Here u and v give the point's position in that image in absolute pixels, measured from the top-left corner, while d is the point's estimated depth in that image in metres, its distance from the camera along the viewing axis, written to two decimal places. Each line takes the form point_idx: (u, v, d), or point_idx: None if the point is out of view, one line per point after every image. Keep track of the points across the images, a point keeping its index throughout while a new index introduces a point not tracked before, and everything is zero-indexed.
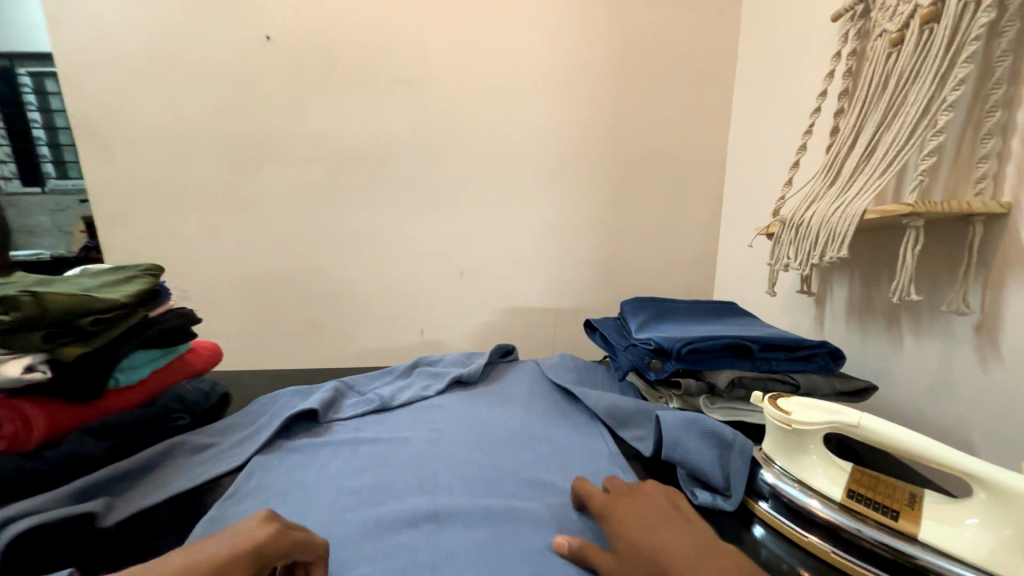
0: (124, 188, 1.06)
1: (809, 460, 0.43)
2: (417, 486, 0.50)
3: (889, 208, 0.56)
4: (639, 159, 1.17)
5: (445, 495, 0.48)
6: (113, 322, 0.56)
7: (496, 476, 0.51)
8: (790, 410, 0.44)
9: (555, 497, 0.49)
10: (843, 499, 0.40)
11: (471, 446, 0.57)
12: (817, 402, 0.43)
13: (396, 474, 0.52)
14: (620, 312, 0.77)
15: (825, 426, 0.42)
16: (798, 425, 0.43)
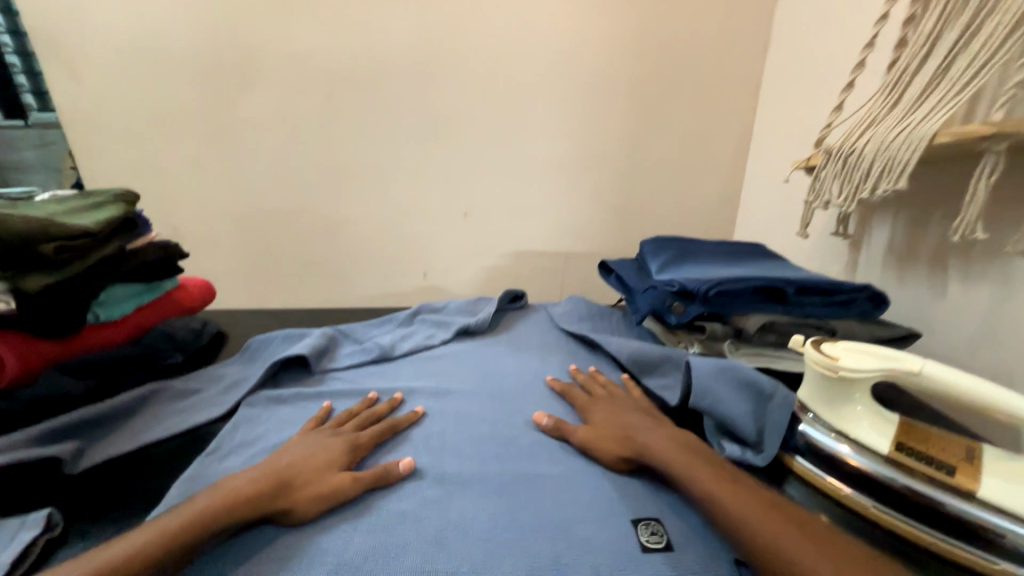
0: (96, 112, 0.96)
1: (853, 410, 0.39)
2: (422, 446, 0.47)
3: (969, 130, 0.48)
4: (664, 86, 1.04)
5: (451, 456, 0.45)
6: (83, 253, 0.51)
7: (506, 434, 0.48)
8: (838, 355, 0.40)
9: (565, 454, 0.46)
10: (891, 453, 0.37)
11: (478, 402, 0.53)
12: (869, 346, 0.39)
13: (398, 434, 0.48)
14: (639, 252, 0.72)
15: (878, 373, 0.38)
16: (843, 371, 0.39)
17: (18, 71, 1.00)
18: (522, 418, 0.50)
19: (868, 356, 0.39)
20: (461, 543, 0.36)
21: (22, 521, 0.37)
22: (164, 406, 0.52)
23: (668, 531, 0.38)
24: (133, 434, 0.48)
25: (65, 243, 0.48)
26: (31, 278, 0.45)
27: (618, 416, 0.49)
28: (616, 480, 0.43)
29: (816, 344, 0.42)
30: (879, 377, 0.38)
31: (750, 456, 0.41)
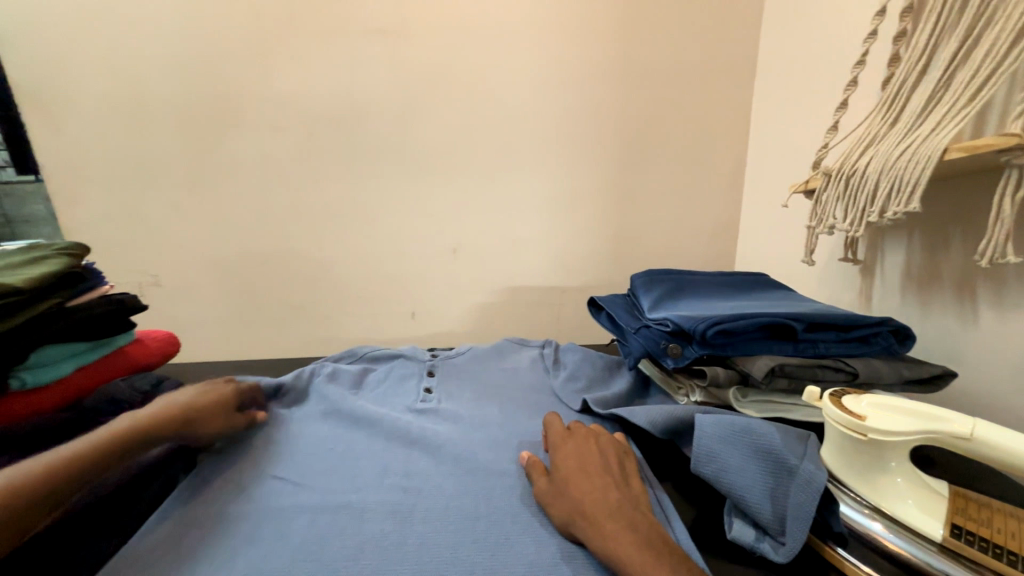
0: (76, 164, 0.95)
1: (892, 482, 0.33)
2: (377, 523, 0.40)
3: (984, 143, 0.43)
4: (650, 115, 1.02)
5: (411, 538, 0.38)
6: (9, 313, 0.46)
7: (474, 512, 0.41)
8: (864, 413, 0.33)
9: (545, 544, 0.37)
10: (946, 540, 0.29)
11: (448, 468, 0.46)
12: (900, 402, 0.33)
13: (349, 512, 0.41)
14: (630, 288, 0.66)
15: (917, 437, 0.31)
16: (871, 434, 0.32)
17: None
18: (497, 496, 0.42)
19: (901, 414, 0.32)
20: None
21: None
22: None
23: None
24: None
25: None
26: None
27: (575, 452, 0.43)
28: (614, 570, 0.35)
29: (835, 399, 0.36)
30: (918, 440, 0.32)
31: (768, 550, 0.33)
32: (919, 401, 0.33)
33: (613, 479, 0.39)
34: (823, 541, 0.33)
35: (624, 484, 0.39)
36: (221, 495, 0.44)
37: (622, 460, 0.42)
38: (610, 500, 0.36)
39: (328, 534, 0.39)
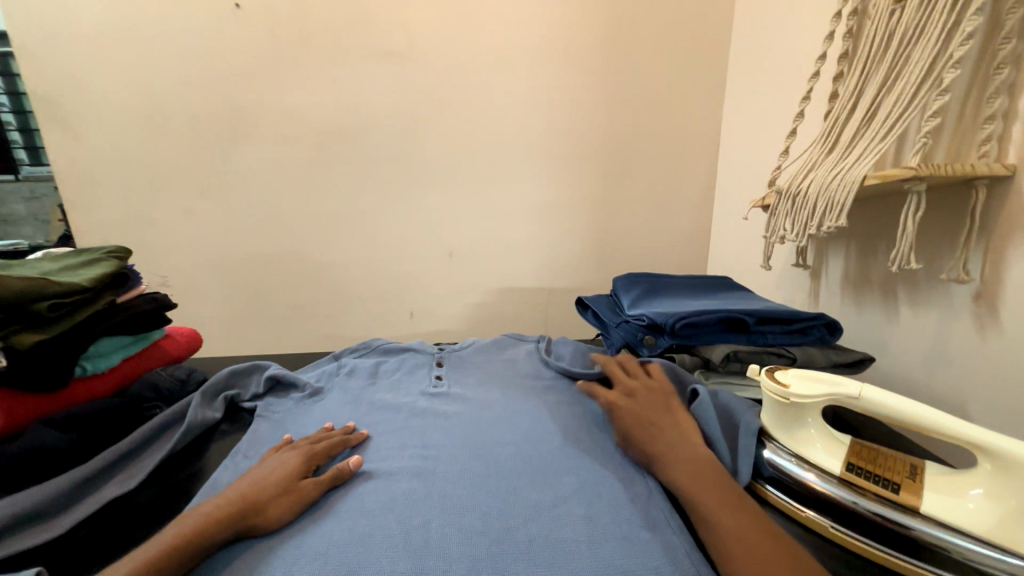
0: (89, 171, 1.00)
1: (808, 433, 0.43)
2: (411, 474, 0.49)
3: (891, 173, 0.54)
4: (631, 133, 1.13)
5: (439, 484, 0.47)
6: (74, 308, 0.52)
7: (486, 467, 0.50)
8: (788, 383, 0.43)
9: (544, 491, 0.46)
10: (843, 473, 0.39)
11: (465, 435, 0.55)
12: (814, 372, 0.43)
13: (385, 468, 0.50)
14: (613, 288, 0.75)
15: (825, 399, 0.41)
16: (791, 398, 0.42)
17: (13, 129, 1.08)
18: (505, 455, 0.52)
19: (815, 382, 0.42)
20: (436, 564, 0.38)
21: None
22: (139, 460, 0.52)
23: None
24: (108, 490, 0.47)
25: (58, 300, 0.50)
26: (25, 335, 0.47)
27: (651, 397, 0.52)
28: (600, 506, 0.44)
29: (769, 373, 0.45)
30: (826, 402, 0.41)
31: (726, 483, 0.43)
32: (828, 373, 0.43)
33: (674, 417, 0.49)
34: (757, 481, 0.44)
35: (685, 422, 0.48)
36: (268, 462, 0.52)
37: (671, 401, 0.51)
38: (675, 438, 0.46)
39: (360, 492, 0.47)
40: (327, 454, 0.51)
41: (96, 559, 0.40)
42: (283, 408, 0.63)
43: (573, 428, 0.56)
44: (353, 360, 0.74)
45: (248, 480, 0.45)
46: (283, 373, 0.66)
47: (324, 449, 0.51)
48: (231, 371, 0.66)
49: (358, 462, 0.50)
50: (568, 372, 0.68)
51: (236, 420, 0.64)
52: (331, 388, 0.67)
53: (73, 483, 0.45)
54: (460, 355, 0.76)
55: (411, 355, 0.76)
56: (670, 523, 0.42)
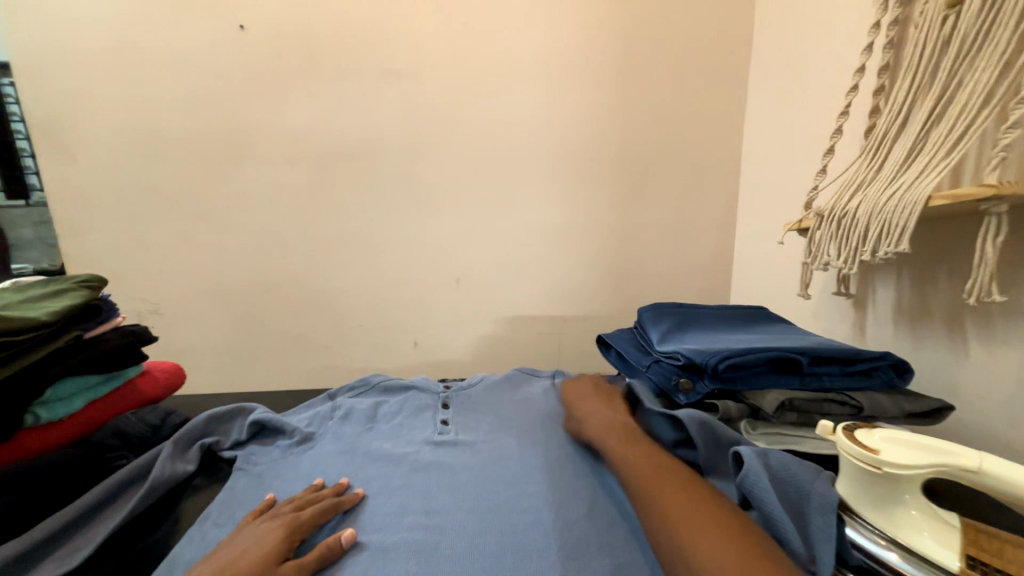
0: (82, 194, 0.96)
1: (907, 515, 0.34)
2: (410, 552, 0.40)
3: (964, 191, 0.47)
4: (646, 154, 1.08)
5: (446, 567, 0.39)
6: (29, 347, 0.46)
7: (501, 543, 0.41)
8: (877, 448, 0.35)
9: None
10: (962, 570, 0.31)
11: (475, 497, 0.47)
12: (906, 436, 0.35)
13: (379, 543, 0.41)
14: (637, 321, 0.68)
15: (929, 470, 0.33)
16: (886, 467, 0.34)
17: None
18: (521, 526, 0.43)
19: (911, 448, 0.34)
20: None
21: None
22: (89, 528, 0.44)
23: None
24: (42, 573, 0.39)
25: (9, 338, 0.43)
26: None
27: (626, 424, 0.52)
28: None
29: (848, 433, 0.38)
30: (930, 474, 0.33)
31: None
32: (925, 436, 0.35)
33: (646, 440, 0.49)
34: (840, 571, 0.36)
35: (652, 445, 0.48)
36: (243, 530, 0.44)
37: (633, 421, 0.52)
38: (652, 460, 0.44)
39: (348, 572, 0.39)
40: (315, 524, 0.43)
41: None
42: (268, 458, 0.55)
43: (602, 489, 0.48)
44: (350, 399, 0.67)
45: (218, 564, 0.37)
46: (268, 416, 0.58)
47: (310, 518, 0.43)
48: (210, 415, 0.58)
49: (352, 535, 0.42)
50: None
51: (212, 472, 0.56)
52: (322, 433, 0.60)
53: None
54: (469, 394, 0.68)
55: (414, 395, 0.68)
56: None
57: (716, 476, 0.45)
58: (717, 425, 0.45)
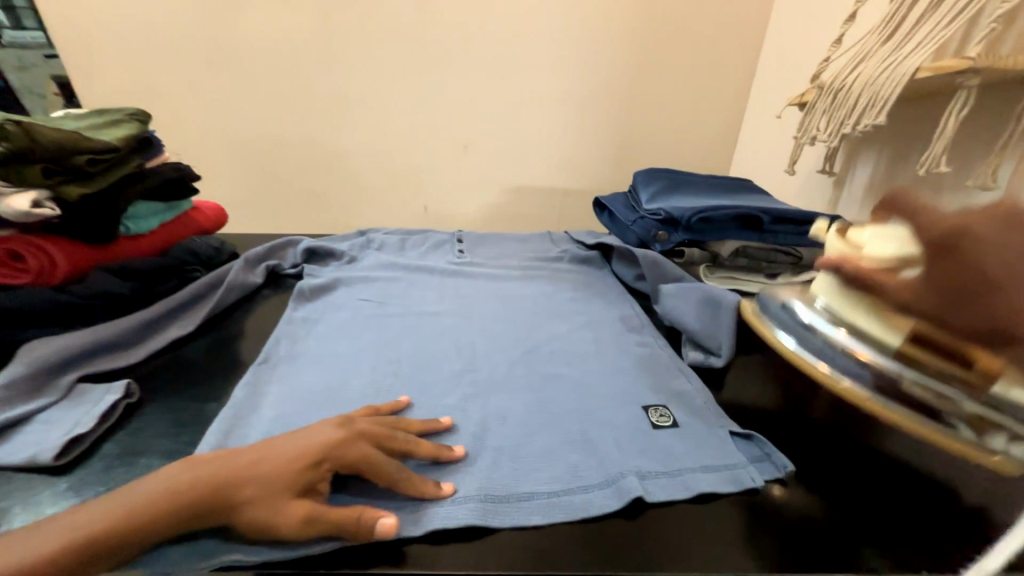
0: (84, 31, 0.93)
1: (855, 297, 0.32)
2: (453, 349, 0.52)
3: (947, 64, 0.50)
4: (670, 14, 1.01)
5: (484, 360, 0.50)
6: (111, 167, 0.54)
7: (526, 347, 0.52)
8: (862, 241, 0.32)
9: (580, 369, 0.49)
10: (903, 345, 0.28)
11: (495, 316, 0.58)
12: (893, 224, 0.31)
13: (423, 341, 0.53)
14: (631, 185, 0.75)
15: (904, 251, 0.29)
16: (873, 262, 0.30)
17: None
18: (532, 334, 0.55)
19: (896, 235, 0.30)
20: (497, 428, 0.41)
21: (107, 388, 0.44)
22: (191, 311, 0.57)
23: (674, 413, 0.44)
24: (169, 332, 0.53)
25: (96, 156, 0.51)
26: (70, 186, 0.49)
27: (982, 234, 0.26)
28: (636, 383, 0.47)
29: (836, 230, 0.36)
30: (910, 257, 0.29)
31: (712, 360, 0.51)
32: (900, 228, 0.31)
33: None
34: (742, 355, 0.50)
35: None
36: (316, 331, 0.54)
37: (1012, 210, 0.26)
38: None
39: (409, 356, 0.51)
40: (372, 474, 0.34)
41: (165, 385, 0.47)
42: (326, 270, 0.68)
43: (604, 314, 0.59)
44: (380, 236, 0.79)
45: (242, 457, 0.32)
46: (318, 244, 0.71)
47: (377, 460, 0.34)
48: (267, 245, 0.69)
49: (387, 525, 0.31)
50: (581, 254, 0.73)
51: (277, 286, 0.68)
52: (363, 257, 0.73)
53: (136, 325, 0.51)
54: (480, 240, 0.81)
55: (429, 237, 0.80)
56: (683, 376, 0.49)
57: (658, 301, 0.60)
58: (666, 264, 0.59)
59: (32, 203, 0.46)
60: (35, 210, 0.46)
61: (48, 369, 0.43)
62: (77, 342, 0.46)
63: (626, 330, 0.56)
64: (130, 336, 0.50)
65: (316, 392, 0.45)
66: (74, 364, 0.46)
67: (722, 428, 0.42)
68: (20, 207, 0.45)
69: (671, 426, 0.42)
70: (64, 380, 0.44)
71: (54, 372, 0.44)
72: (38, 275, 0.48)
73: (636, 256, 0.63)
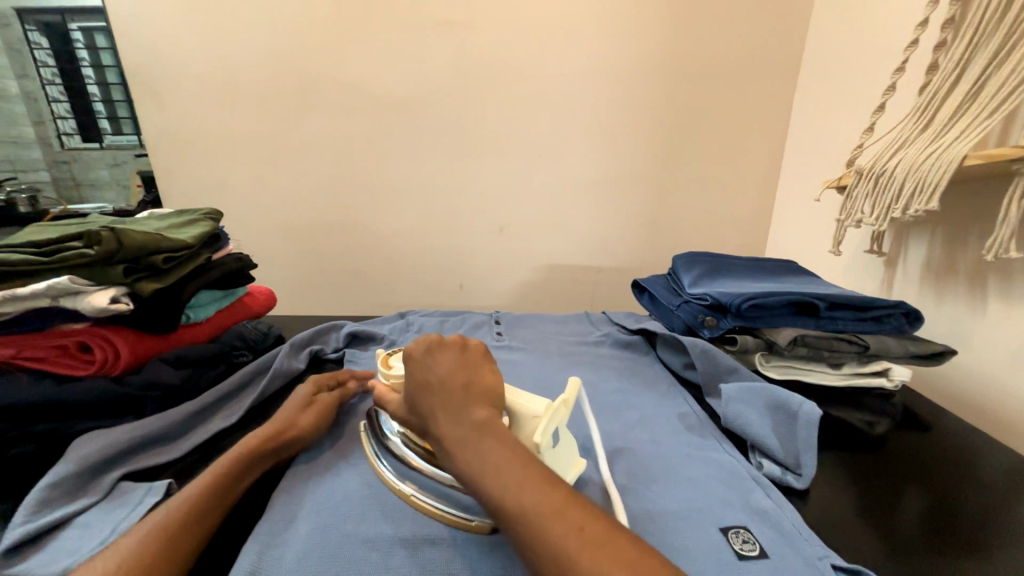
0: (173, 138, 1.07)
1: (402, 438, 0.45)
2: None
3: (998, 152, 0.50)
4: (694, 108, 1.08)
5: None
6: (181, 262, 0.58)
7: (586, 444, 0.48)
8: (394, 367, 0.48)
9: (646, 473, 0.44)
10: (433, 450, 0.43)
11: None
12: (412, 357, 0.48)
13: None
14: (671, 268, 0.75)
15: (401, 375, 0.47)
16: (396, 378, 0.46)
17: (98, 100, 1.10)
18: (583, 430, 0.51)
19: (409, 363, 0.49)
20: None
21: (149, 487, 0.43)
22: (236, 401, 0.57)
23: (760, 539, 0.37)
24: (213, 424, 0.53)
25: (171, 253, 0.56)
26: (145, 282, 0.53)
27: (454, 369, 0.39)
28: (708, 492, 0.41)
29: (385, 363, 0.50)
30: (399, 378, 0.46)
31: (789, 479, 0.45)
32: (400, 361, 0.49)
33: (450, 372, 0.39)
34: (796, 470, 0.45)
35: (432, 388, 0.38)
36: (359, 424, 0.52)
37: (465, 358, 0.41)
38: (458, 427, 0.35)
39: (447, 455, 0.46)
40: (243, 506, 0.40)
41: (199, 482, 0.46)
42: (367, 355, 0.69)
43: (660, 409, 0.55)
44: (420, 319, 0.80)
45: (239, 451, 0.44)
46: (361, 328, 0.72)
47: None
48: (312, 330, 0.70)
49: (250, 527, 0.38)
50: (624, 338, 0.71)
51: (319, 370, 0.69)
52: (403, 341, 0.74)
53: (183, 417, 0.51)
54: (519, 323, 0.81)
55: (468, 321, 0.81)
56: (761, 489, 0.42)
57: (710, 392, 0.56)
58: (718, 354, 0.56)
59: (110, 300, 0.49)
60: (110, 305, 0.49)
61: (94, 467, 0.43)
62: (127, 436, 0.46)
63: (683, 428, 0.51)
64: (176, 429, 0.50)
65: (354, 497, 0.41)
66: (121, 462, 0.46)
67: (822, 562, 0.35)
68: (99, 303, 0.48)
69: (759, 556, 0.35)
70: (107, 479, 0.43)
71: (99, 470, 0.44)
72: (101, 367, 0.50)
73: (683, 344, 0.61)
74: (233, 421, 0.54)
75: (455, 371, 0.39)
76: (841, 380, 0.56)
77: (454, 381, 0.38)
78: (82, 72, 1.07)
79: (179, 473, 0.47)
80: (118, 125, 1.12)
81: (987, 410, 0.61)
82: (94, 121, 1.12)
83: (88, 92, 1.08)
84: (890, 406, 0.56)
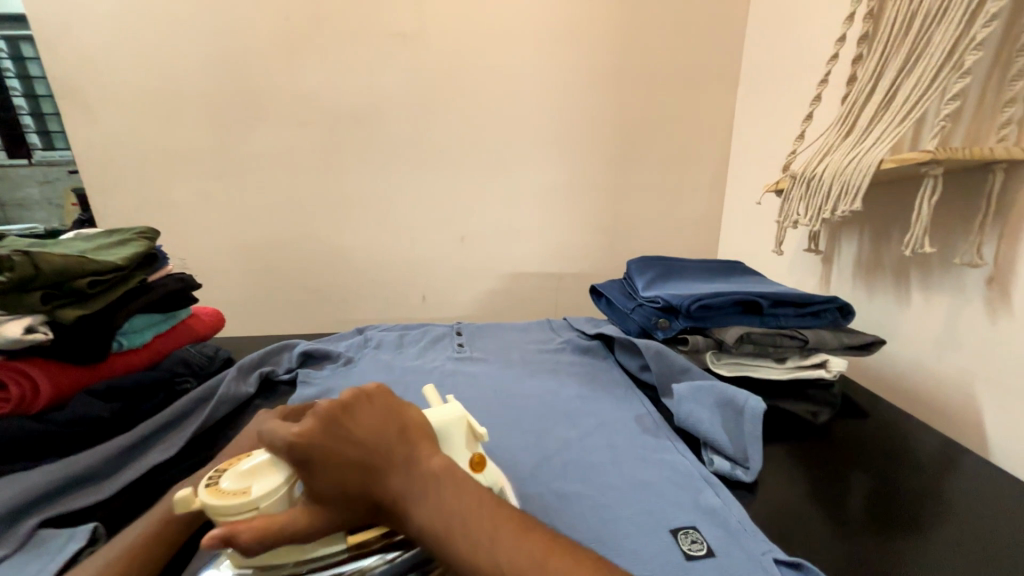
0: (108, 153, 1.00)
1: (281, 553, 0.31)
2: None
3: (908, 156, 0.54)
4: (644, 118, 1.12)
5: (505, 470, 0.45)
6: (110, 286, 0.55)
7: (545, 455, 0.48)
8: (246, 486, 0.31)
9: (603, 479, 0.44)
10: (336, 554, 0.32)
11: (501, 415, 0.55)
12: (276, 458, 0.32)
13: None
14: (626, 273, 0.77)
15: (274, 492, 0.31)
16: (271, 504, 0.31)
17: (25, 113, 1.02)
18: (542, 440, 0.50)
19: (272, 466, 0.32)
20: None
21: (71, 534, 0.39)
22: (177, 431, 0.53)
23: (708, 539, 0.38)
24: (150, 458, 0.49)
25: (97, 277, 0.52)
26: (67, 309, 0.49)
27: (378, 424, 0.33)
28: (660, 494, 0.42)
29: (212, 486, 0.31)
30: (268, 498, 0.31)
31: (739, 473, 0.47)
32: (246, 470, 0.32)
33: (378, 427, 0.33)
34: (744, 464, 0.47)
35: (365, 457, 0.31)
36: None
37: (387, 405, 0.34)
38: (409, 490, 0.31)
39: None
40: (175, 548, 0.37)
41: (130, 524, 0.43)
42: (322, 374, 0.66)
43: (618, 414, 0.56)
44: (379, 335, 0.78)
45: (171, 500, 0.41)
46: (315, 346, 0.70)
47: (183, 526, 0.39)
48: (263, 351, 0.67)
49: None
50: (584, 344, 0.72)
51: (271, 393, 0.65)
52: (360, 358, 0.71)
53: (114, 453, 0.47)
54: (481, 334, 0.80)
55: (429, 333, 0.80)
56: (711, 489, 0.43)
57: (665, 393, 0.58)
58: (671, 355, 0.58)
59: (25, 330, 0.46)
60: (25, 336, 0.45)
61: (5, 517, 0.39)
62: (46, 479, 0.42)
63: (639, 431, 0.52)
64: (106, 467, 0.46)
65: None
66: (41, 508, 0.41)
67: (765, 557, 0.36)
68: (12, 334, 0.44)
69: (706, 556, 0.36)
70: (22, 528, 0.39)
71: (14, 518, 0.40)
72: (17, 406, 0.46)
73: (638, 346, 0.62)
74: (173, 453, 0.50)
75: (384, 422, 0.33)
76: (784, 374, 0.59)
77: (386, 436, 0.32)
78: (6, 85, 1.00)
79: (108, 516, 0.43)
80: (48, 139, 1.04)
81: (916, 394, 0.65)
82: (20, 135, 1.03)
83: (13, 104, 1.01)
84: (832, 395, 0.59)
